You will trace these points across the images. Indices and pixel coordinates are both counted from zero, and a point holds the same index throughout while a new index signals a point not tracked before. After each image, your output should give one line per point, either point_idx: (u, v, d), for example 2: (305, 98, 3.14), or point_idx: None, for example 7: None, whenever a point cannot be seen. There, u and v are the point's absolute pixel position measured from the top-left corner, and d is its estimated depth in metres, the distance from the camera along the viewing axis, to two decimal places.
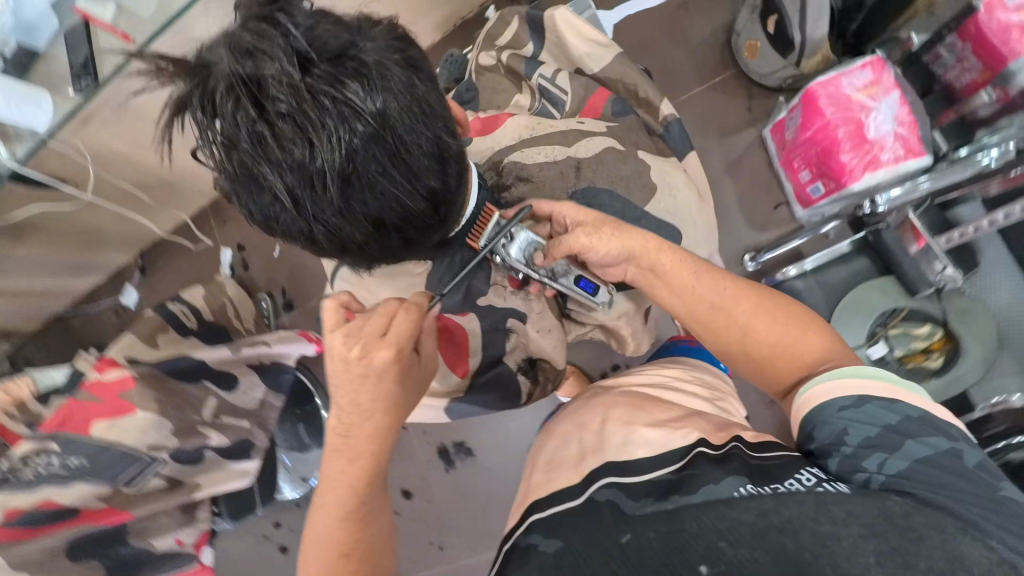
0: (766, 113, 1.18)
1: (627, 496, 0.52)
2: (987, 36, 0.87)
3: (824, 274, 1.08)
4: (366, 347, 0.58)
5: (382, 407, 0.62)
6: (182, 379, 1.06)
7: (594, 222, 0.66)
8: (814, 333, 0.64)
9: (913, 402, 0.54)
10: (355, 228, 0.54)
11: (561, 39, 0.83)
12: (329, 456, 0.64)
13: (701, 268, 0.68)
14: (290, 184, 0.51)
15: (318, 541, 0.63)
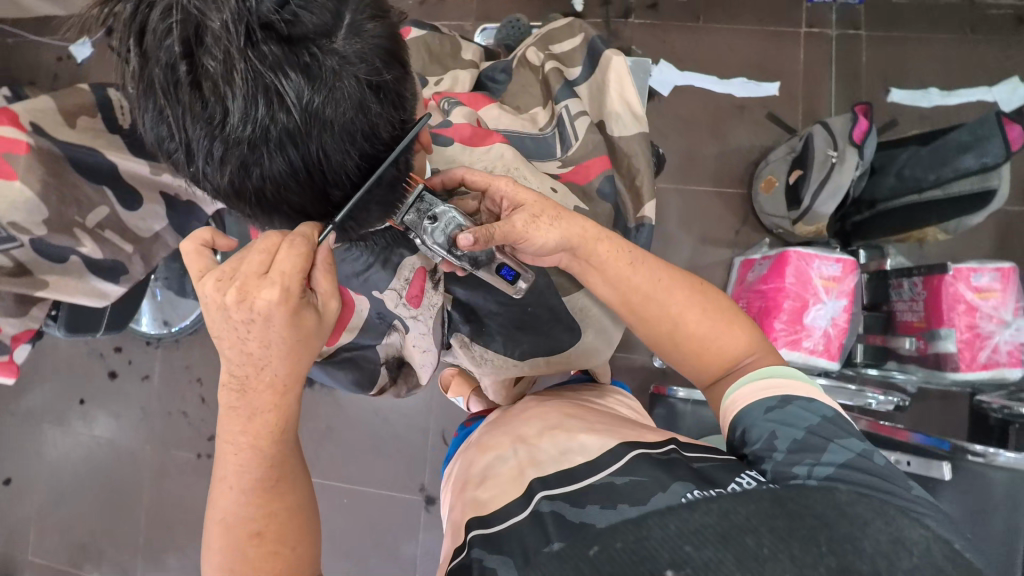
0: (747, 244, 1.23)
1: (572, 507, 0.52)
2: (941, 297, 0.96)
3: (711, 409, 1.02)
4: (246, 286, 0.50)
5: (279, 352, 0.53)
6: (87, 174, 0.99)
7: (538, 211, 0.62)
8: (739, 326, 0.64)
9: (830, 402, 0.55)
10: (244, 204, 0.51)
11: (603, 86, 0.77)
12: (225, 418, 0.55)
13: (640, 259, 0.66)
14: (190, 139, 0.46)
15: (224, 519, 0.55)
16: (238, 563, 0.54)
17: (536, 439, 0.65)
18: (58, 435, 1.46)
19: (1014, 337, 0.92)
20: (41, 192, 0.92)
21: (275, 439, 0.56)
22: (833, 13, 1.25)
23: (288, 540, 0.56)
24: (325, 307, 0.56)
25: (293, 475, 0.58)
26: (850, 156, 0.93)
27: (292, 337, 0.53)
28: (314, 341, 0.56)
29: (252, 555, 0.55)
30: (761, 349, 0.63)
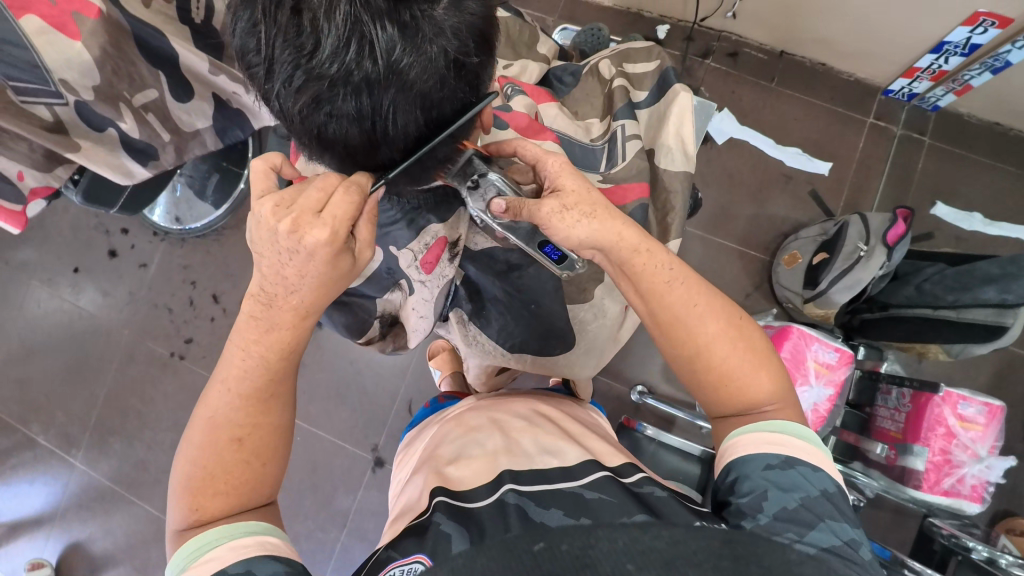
0: (752, 310, 1.24)
1: (535, 506, 0.55)
2: (924, 416, 0.97)
3: (668, 454, 1.03)
4: (298, 220, 0.49)
5: (313, 282, 0.52)
6: (148, 54, 1.00)
7: (571, 202, 0.58)
8: (765, 372, 0.58)
9: (833, 477, 0.52)
10: (301, 130, 0.51)
11: (663, 118, 0.78)
12: (243, 326, 0.54)
13: (679, 274, 0.59)
14: (273, 58, 0.46)
15: (211, 418, 0.55)
16: (206, 461, 0.53)
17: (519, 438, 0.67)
18: (43, 295, 1.47)
19: (982, 473, 0.93)
20: (97, 58, 0.92)
21: (280, 355, 0.55)
22: (903, 112, 1.25)
23: (262, 455, 0.55)
24: (359, 257, 0.55)
25: (284, 396, 0.57)
26: (878, 254, 0.94)
27: (320, 270, 0.51)
28: (342, 281, 0.55)
29: (224, 461, 0.54)
30: (782, 398, 0.58)
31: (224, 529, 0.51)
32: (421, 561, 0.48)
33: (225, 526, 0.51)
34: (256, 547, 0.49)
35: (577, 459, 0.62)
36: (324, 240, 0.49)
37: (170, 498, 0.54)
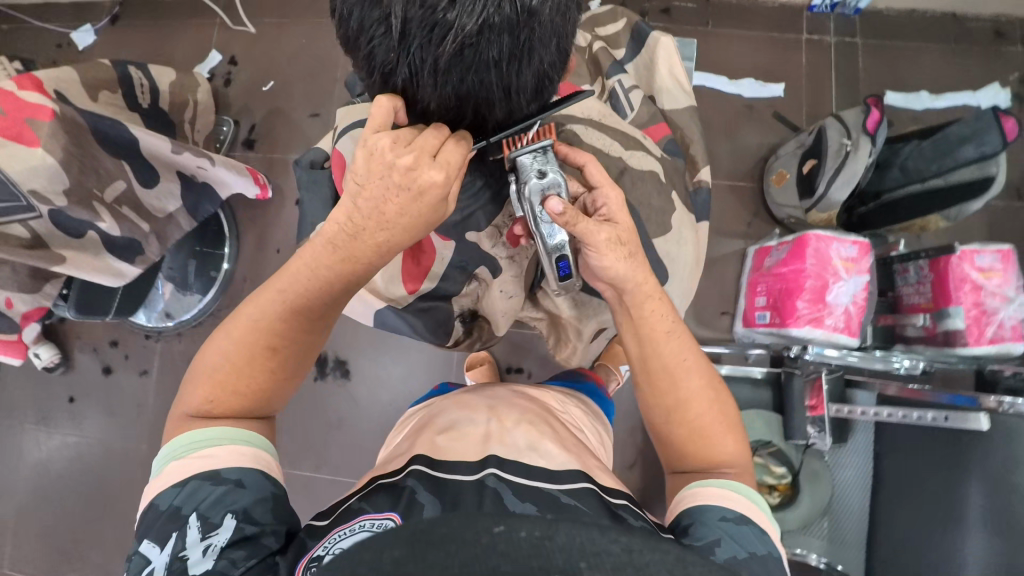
0: (759, 236, 1.28)
1: (512, 495, 0.51)
2: (947, 279, 1.02)
3: (733, 385, 1.03)
4: (416, 159, 0.47)
5: (405, 227, 0.51)
6: (108, 147, 0.94)
7: (624, 237, 0.57)
8: (736, 438, 0.60)
9: (774, 542, 0.54)
10: (434, 96, 0.46)
11: (652, 65, 0.82)
12: (317, 246, 0.53)
13: (676, 329, 0.60)
14: (407, 17, 0.41)
15: (255, 322, 0.56)
16: (239, 358, 0.56)
17: (512, 424, 0.61)
18: (43, 436, 1.37)
19: (1017, 312, 1.00)
20: (62, 159, 0.85)
21: (340, 285, 0.55)
22: (831, 22, 1.34)
23: (287, 368, 0.58)
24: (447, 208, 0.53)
25: (326, 321, 0.59)
26: (863, 144, 0.99)
27: (417, 210, 0.50)
28: (425, 228, 0.53)
29: (254, 361, 0.56)
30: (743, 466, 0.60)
31: (232, 432, 0.55)
32: (392, 519, 0.50)
33: (231, 427, 0.55)
34: (252, 459, 0.54)
35: (563, 463, 0.56)
36: (438, 182, 0.48)
37: (191, 376, 0.57)
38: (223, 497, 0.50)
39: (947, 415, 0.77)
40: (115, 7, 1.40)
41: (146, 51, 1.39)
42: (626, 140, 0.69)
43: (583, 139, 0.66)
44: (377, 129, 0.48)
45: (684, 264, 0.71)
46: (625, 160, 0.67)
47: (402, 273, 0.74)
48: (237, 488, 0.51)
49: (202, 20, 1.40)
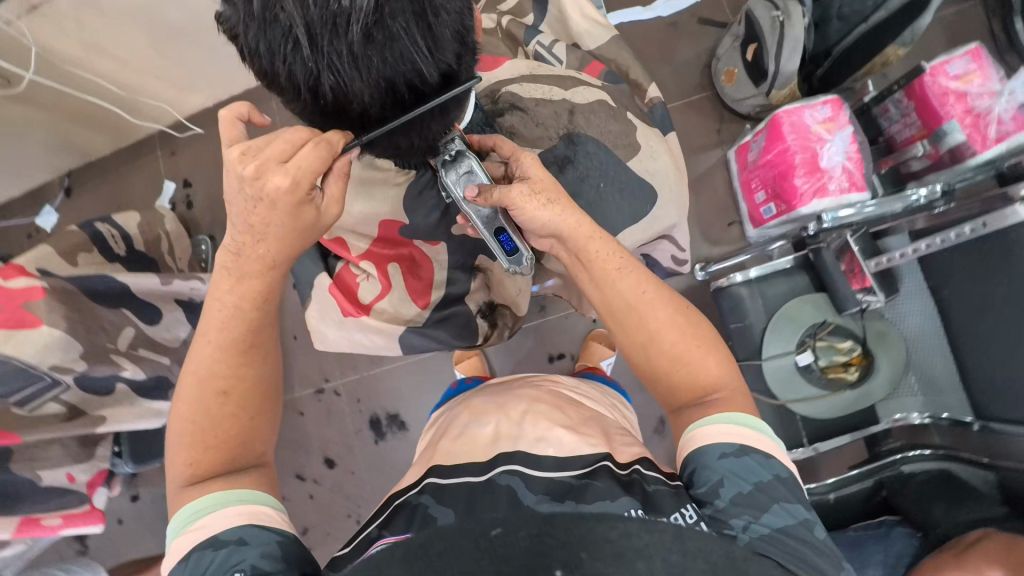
0: (733, 137, 1.26)
1: (525, 485, 0.51)
2: (929, 98, 0.99)
3: (768, 285, 0.99)
4: (261, 168, 0.48)
5: (280, 228, 0.51)
6: (104, 301, 0.96)
7: (540, 187, 0.55)
8: (719, 359, 0.58)
9: (785, 464, 0.52)
10: (366, 91, 0.42)
11: (563, 15, 0.80)
12: (218, 275, 0.55)
13: (629, 264, 0.59)
14: (309, 18, 0.38)
15: (196, 373, 0.55)
16: (194, 415, 0.54)
17: (519, 416, 0.60)
18: None
19: (1012, 102, 0.94)
20: (69, 328, 0.88)
21: (254, 306, 0.55)
22: None
23: (249, 407, 0.56)
24: (322, 212, 0.53)
25: (266, 346, 0.58)
26: (794, 8, 0.97)
27: (282, 221, 0.51)
28: (308, 234, 0.54)
29: (212, 414, 0.54)
30: (737, 388, 0.58)
31: (217, 496, 0.50)
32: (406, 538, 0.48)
33: (228, 488, 0.51)
34: (251, 517, 0.49)
35: (578, 446, 0.55)
36: (286, 189, 0.48)
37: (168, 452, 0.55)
38: (227, 559, 0.45)
39: (984, 220, 0.77)
40: (64, 180, 1.44)
41: (106, 207, 1.43)
42: (560, 80, 0.64)
43: (524, 93, 0.64)
44: (229, 140, 0.52)
45: (671, 178, 0.68)
46: (571, 96, 0.63)
47: (408, 290, 0.68)
48: (240, 547, 0.46)
49: (145, 159, 1.44)
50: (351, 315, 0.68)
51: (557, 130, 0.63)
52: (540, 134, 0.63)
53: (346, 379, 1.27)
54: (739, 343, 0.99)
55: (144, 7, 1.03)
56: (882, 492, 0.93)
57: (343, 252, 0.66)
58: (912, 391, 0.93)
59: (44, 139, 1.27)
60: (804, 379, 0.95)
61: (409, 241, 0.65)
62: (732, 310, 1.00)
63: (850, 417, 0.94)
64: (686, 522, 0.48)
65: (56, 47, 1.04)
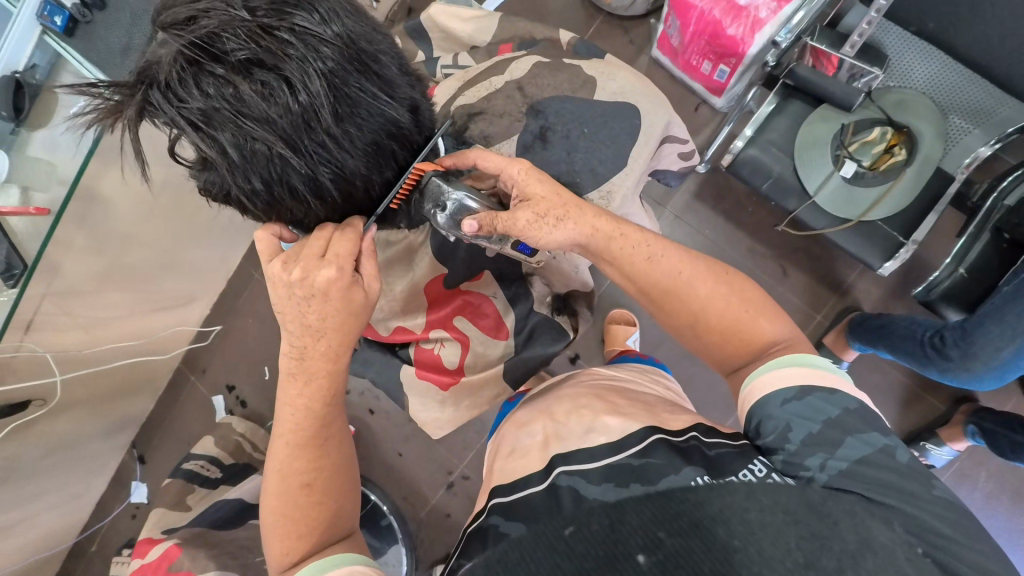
0: (648, 35, 1.23)
1: (588, 482, 0.43)
2: None
3: (769, 131, 0.95)
4: (305, 268, 0.44)
5: (337, 322, 0.46)
6: (234, 522, 0.99)
7: (542, 207, 0.51)
8: (772, 317, 0.49)
9: (854, 394, 0.43)
10: (362, 163, 0.41)
11: (446, 32, 0.80)
12: (282, 382, 0.48)
13: (659, 245, 0.52)
14: (281, 132, 0.38)
15: (278, 467, 0.49)
16: (284, 510, 0.48)
17: (562, 414, 0.51)
18: None
19: None
20: (218, 563, 0.90)
21: (325, 404, 0.49)
22: None
23: (336, 493, 0.50)
24: (371, 290, 0.48)
25: (341, 433, 0.52)
26: None
27: (336, 313, 0.46)
28: (362, 319, 0.48)
29: (298, 506, 0.48)
30: (794, 339, 0.49)
31: (314, 567, 0.45)
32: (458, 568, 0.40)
33: (327, 557, 0.46)
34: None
35: (627, 424, 0.47)
36: (336, 278, 0.44)
37: (264, 544, 0.49)
38: None
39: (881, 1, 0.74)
40: (133, 451, 1.49)
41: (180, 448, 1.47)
42: (493, 69, 0.65)
43: (472, 99, 0.63)
44: (269, 260, 0.46)
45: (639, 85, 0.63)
46: (512, 75, 0.63)
47: (484, 332, 0.63)
48: None
49: (185, 390, 1.48)
50: (448, 386, 0.63)
51: (519, 112, 0.62)
52: (501, 127, 0.62)
53: (467, 460, 1.24)
54: (780, 197, 0.96)
55: (111, 268, 1.08)
56: (1005, 236, 0.86)
57: (409, 336, 0.63)
58: (964, 131, 0.90)
59: (99, 426, 1.32)
60: (861, 186, 0.90)
61: (458, 289, 0.63)
62: (753, 172, 0.96)
63: (924, 194, 0.90)
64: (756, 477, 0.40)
65: (70, 349, 1.10)
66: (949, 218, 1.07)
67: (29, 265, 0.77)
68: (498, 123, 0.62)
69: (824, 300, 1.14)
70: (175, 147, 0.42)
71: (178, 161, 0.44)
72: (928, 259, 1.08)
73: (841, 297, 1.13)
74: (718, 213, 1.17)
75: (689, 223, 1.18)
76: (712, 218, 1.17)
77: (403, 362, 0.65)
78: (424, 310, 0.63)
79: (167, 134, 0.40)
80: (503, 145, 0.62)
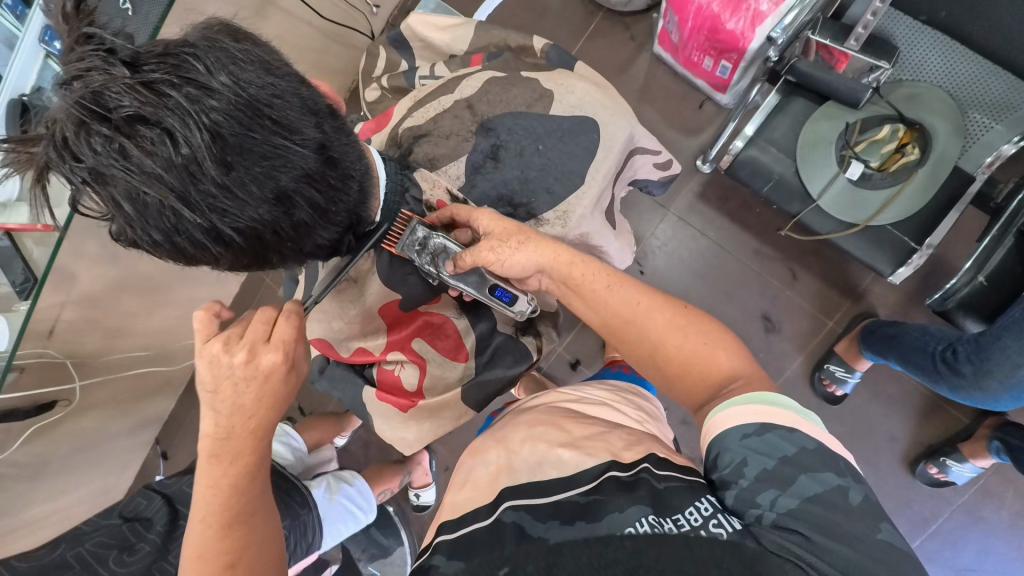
0: (650, 30, 1.18)
1: (534, 520, 0.42)
2: None
3: (771, 130, 0.89)
4: (251, 351, 0.51)
5: (271, 405, 0.52)
6: None
7: (505, 233, 0.55)
8: (731, 350, 0.50)
9: (817, 435, 0.42)
10: (263, 210, 0.44)
11: (425, 41, 0.79)
12: (203, 464, 0.51)
13: (617, 279, 0.55)
14: (170, 184, 0.40)
15: (197, 553, 0.51)
16: None
17: (517, 442, 0.50)
18: None
19: None
20: None
21: (250, 481, 0.53)
22: None
23: (260, 564, 0.53)
24: (298, 371, 0.55)
25: (263, 507, 0.55)
26: None
27: (272, 392, 0.52)
28: (291, 399, 0.55)
29: None
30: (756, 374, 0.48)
31: None
32: None
33: None
34: None
35: (581, 459, 0.46)
36: (277, 361, 0.51)
37: None
38: None
39: None
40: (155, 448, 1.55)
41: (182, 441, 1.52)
42: (443, 88, 0.66)
43: (417, 121, 0.66)
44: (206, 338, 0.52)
45: (597, 94, 0.65)
46: (459, 94, 0.64)
47: (442, 354, 0.64)
48: None
49: None
50: (411, 407, 0.65)
51: (469, 131, 0.64)
52: (453, 145, 0.64)
53: None
54: (782, 201, 0.91)
55: (124, 277, 1.12)
56: None
57: (370, 358, 0.66)
58: (984, 127, 0.84)
59: (122, 426, 1.38)
60: (868, 189, 0.85)
61: (416, 311, 0.64)
62: (754, 174, 0.91)
63: (940, 195, 0.84)
64: (701, 517, 0.39)
65: (90, 352, 1.14)
66: (971, 218, 1.00)
67: (38, 277, 0.74)
68: (445, 144, 0.64)
69: (836, 306, 1.08)
70: (80, 200, 0.45)
71: (91, 212, 0.47)
72: (947, 262, 1.01)
73: (855, 302, 1.07)
74: (722, 216, 1.12)
75: (693, 225, 1.14)
76: (716, 220, 1.13)
77: (366, 382, 0.67)
78: (384, 331, 0.65)
79: (71, 188, 0.44)
80: (450, 167, 0.64)
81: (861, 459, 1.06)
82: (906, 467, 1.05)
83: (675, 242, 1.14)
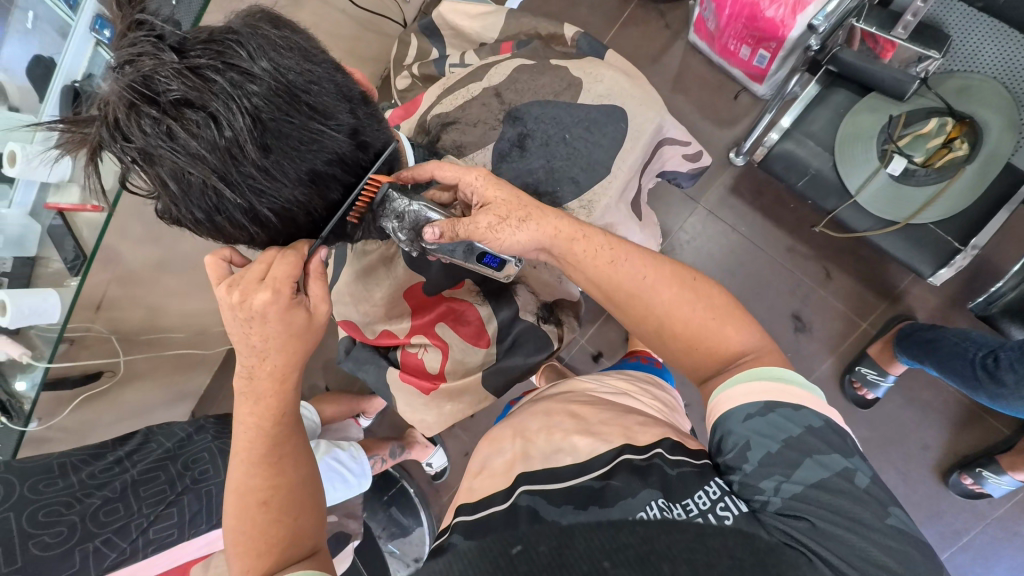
0: (686, 17, 1.15)
1: (548, 503, 0.42)
2: None
3: (809, 122, 0.86)
4: (245, 292, 0.47)
5: (281, 348, 0.49)
6: None
7: (503, 210, 0.52)
8: (738, 325, 0.49)
9: (823, 411, 0.42)
10: (298, 192, 0.46)
11: (456, 29, 0.80)
12: (236, 403, 0.51)
13: (621, 251, 0.52)
14: (212, 165, 0.42)
15: (235, 490, 0.52)
16: (242, 528, 0.50)
17: (532, 432, 0.50)
18: None
19: None
20: None
21: (274, 424, 0.52)
22: None
23: (293, 506, 0.52)
24: (315, 313, 0.50)
25: (297, 453, 0.54)
26: None
27: (278, 333, 0.48)
28: (307, 342, 0.50)
29: (256, 525, 0.50)
30: (764, 346, 0.48)
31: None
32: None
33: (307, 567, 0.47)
34: None
35: (596, 446, 0.46)
36: (271, 301, 0.47)
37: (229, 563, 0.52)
38: None
39: None
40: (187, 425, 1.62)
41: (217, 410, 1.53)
42: (473, 75, 0.67)
43: (446, 109, 0.67)
44: (217, 283, 0.50)
45: (626, 83, 0.64)
46: (488, 82, 0.65)
47: (465, 339, 0.66)
48: None
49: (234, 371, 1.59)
50: (431, 390, 0.67)
51: (497, 118, 0.64)
52: (481, 133, 0.64)
53: None
54: (818, 196, 0.88)
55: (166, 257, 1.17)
56: None
57: (393, 341, 0.68)
58: None
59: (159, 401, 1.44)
60: (911, 185, 0.81)
61: (440, 297, 0.66)
62: (789, 167, 0.88)
63: (990, 194, 0.80)
64: (709, 501, 0.40)
65: (133, 327, 1.19)
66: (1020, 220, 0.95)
67: (87, 254, 0.76)
68: (473, 131, 0.64)
69: (871, 306, 1.04)
70: (130, 178, 0.47)
71: (137, 189, 0.50)
72: (993, 266, 0.97)
73: (891, 304, 1.03)
74: (754, 211, 1.10)
75: (723, 219, 1.11)
76: (747, 215, 1.10)
77: (390, 364, 0.69)
78: (408, 316, 0.67)
79: (121, 167, 0.46)
80: (476, 155, 0.64)
81: (889, 466, 1.03)
82: (938, 476, 1.01)
83: (704, 237, 1.12)
